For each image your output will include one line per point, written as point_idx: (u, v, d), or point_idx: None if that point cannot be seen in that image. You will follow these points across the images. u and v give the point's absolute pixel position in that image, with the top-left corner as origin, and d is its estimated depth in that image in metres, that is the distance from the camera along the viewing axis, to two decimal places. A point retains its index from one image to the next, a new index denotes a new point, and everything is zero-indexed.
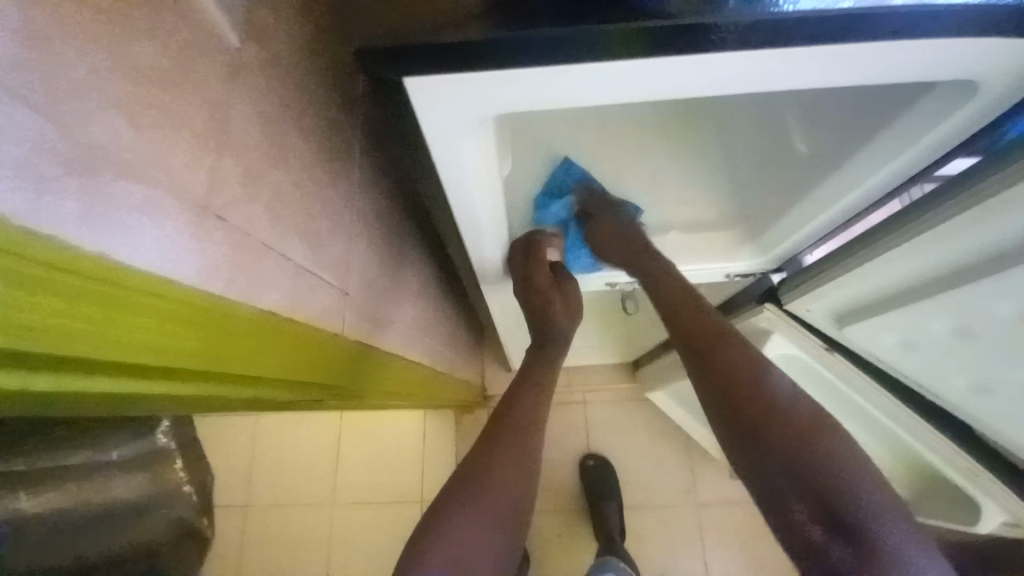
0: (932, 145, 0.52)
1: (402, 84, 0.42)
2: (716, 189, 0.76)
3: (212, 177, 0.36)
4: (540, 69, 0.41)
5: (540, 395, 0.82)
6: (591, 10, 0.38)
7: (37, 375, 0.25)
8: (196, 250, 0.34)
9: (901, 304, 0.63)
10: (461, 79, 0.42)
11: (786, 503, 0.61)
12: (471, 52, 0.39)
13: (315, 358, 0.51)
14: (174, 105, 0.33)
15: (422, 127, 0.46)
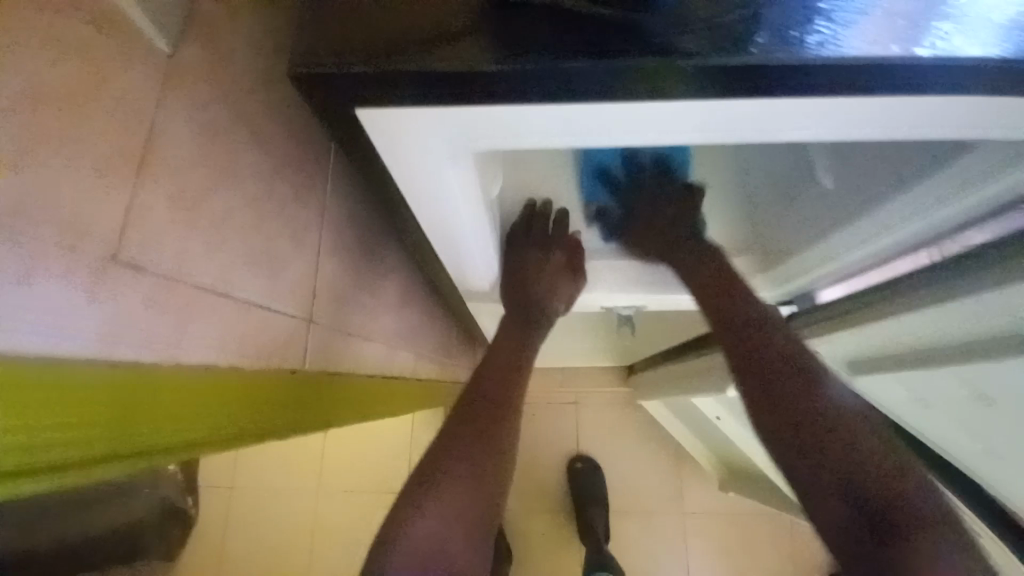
0: (973, 205, 0.45)
1: (359, 113, 0.36)
2: (735, 212, 0.70)
3: (132, 217, 0.30)
4: (529, 109, 0.35)
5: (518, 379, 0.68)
6: (591, 43, 0.32)
7: None
8: (94, 312, 0.27)
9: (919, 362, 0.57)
10: (432, 112, 0.36)
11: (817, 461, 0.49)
12: (434, 79, 0.33)
13: (257, 399, 0.42)
14: (80, 132, 0.26)
15: (394, 158, 0.41)
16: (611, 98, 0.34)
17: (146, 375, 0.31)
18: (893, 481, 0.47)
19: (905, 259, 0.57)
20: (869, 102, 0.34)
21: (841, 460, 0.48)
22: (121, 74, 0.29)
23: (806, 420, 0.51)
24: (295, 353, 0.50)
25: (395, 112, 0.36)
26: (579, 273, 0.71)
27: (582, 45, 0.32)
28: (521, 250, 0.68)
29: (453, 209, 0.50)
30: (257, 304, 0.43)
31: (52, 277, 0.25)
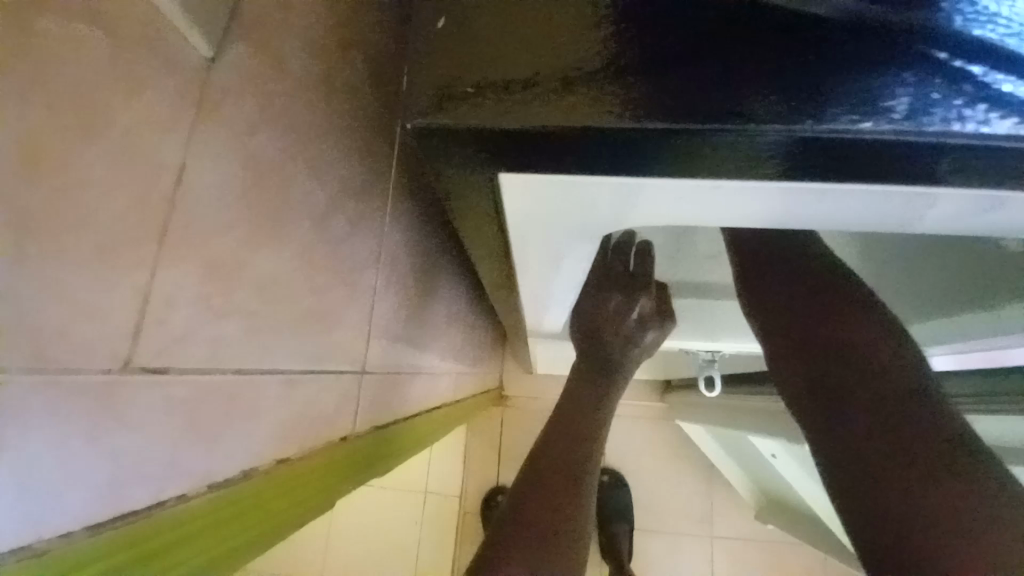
0: None
1: (495, 180, 0.28)
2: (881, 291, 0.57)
3: (147, 311, 0.21)
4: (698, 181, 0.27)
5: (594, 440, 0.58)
6: (828, 98, 0.22)
7: None
8: (90, 456, 0.19)
9: None
10: (549, 182, 0.28)
11: (859, 453, 0.42)
12: (594, 145, 0.24)
13: (302, 483, 0.34)
14: (65, 207, 0.18)
15: (497, 218, 0.34)
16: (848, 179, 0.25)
17: (150, 525, 0.22)
18: (927, 471, 0.40)
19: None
20: None
21: (859, 437, 0.43)
22: (135, 107, 0.20)
23: (845, 405, 0.45)
24: (345, 416, 0.42)
25: (478, 177, 0.28)
26: (667, 317, 0.63)
27: (776, 89, 0.22)
28: (600, 292, 0.60)
29: (562, 256, 0.41)
30: (306, 377, 0.34)
31: (11, 430, 0.17)
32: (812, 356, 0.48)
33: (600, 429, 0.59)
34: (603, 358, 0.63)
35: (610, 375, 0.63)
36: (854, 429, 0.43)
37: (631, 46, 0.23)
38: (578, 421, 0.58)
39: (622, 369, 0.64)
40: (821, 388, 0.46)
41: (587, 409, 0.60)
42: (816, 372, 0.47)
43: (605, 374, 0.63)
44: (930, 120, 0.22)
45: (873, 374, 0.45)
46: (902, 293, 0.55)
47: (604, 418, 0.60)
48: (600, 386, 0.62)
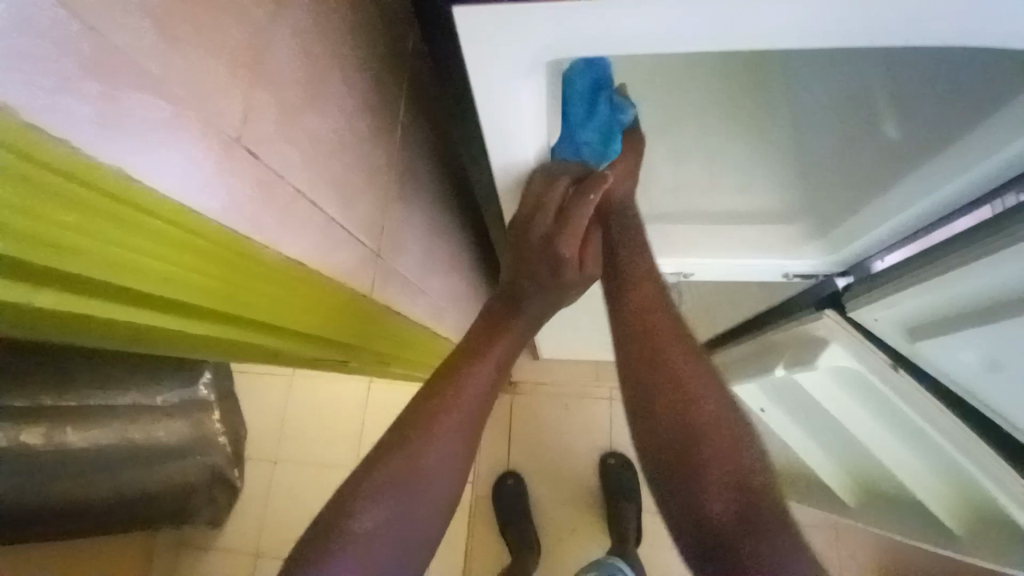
0: (986, 175, 0.49)
1: (455, 16, 0.38)
2: (778, 184, 0.68)
3: (249, 111, 0.33)
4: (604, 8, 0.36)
5: (460, 409, 0.57)
6: None
7: (38, 290, 0.24)
8: (221, 182, 0.32)
9: (966, 322, 0.58)
10: (485, 20, 0.38)
11: (685, 482, 0.53)
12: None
13: (324, 301, 0.45)
14: (215, 23, 0.30)
15: (471, 73, 0.43)
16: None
17: (246, 249, 0.34)
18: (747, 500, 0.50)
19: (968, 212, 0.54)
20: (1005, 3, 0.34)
21: (690, 472, 0.53)
22: None
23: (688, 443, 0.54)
24: (362, 280, 0.53)
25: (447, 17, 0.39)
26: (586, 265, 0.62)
27: None
28: (532, 210, 0.59)
29: (523, 133, 0.51)
30: (336, 224, 0.46)
31: (188, 139, 0.29)
32: (660, 396, 0.56)
33: (475, 398, 0.58)
34: (485, 336, 0.62)
35: (492, 352, 0.61)
36: (691, 466, 0.53)
37: None
38: (448, 390, 0.57)
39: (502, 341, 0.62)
40: (666, 430, 0.55)
41: (461, 382, 0.58)
42: (664, 411, 0.55)
43: (488, 349, 0.61)
44: None
45: (726, 441, 0.53)
46: (789, 180, 0.67)
47: (480, 394, 0.59)
48: (480, 365, 0.59)
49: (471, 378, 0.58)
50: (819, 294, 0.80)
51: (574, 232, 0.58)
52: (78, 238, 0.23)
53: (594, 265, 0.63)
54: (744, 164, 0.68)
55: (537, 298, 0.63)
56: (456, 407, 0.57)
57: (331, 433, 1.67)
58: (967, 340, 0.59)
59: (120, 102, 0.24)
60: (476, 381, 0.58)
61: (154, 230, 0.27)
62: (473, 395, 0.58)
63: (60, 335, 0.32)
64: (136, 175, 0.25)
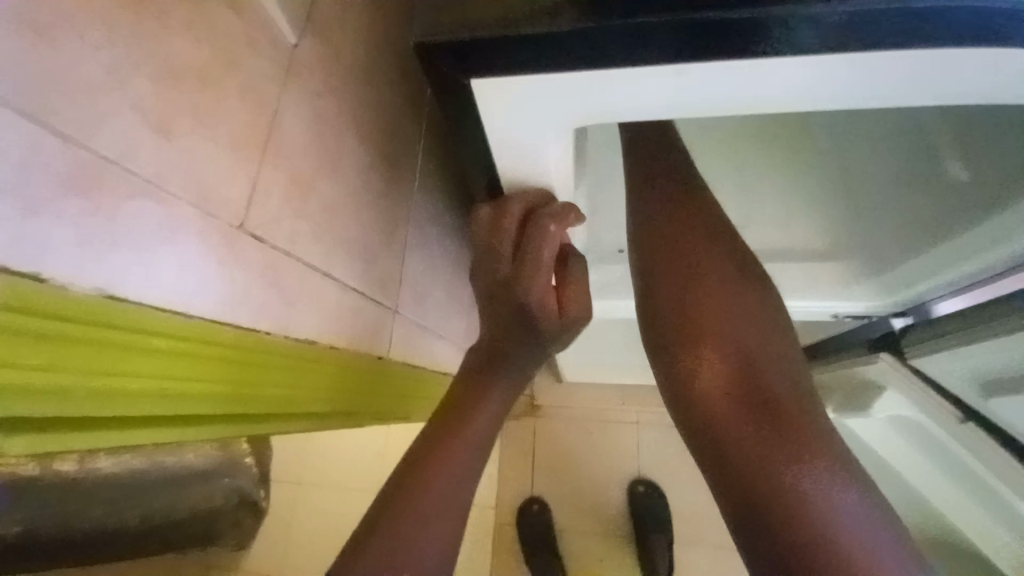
0: None
1: (470, 85, 0.36)
2: (822, 222, 0.62)
3: (255, 192, 0.31)
4: (626, 70, 0.32)
5: (437, 504, 0.44)
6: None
7: (12, 434, 0.19)
8: (223, 276, 0.29)
9: None
10: (502, 85, 0.35)
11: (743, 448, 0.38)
12: (547, 47, 0.32)
13: (338, 378, 0.42)
14: (214, 108, 0.28)
15: (490, 137, 0.40)
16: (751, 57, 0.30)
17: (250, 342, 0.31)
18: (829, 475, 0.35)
19: None
20: None
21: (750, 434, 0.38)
22: (255, 62, 0.31)
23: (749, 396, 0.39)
24: (378, 341, 0.51)
25: (461, 87, 0.36)
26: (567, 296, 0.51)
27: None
28: (488, 235, 0.48)
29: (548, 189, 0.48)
30: (352, 291, 0.44)
31: (184, 238, 0.26)
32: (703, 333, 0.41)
33: (457, 491, 0.46)
34: (465, 406, 0.50)
35: (473, 428, 0.49)
36: (751, 431, 0.38)
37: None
38: (421, 477, 0.45)
39: (486, 409, 0.50)
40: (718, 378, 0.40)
41: (440, 467, 0.46)
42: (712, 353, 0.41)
43: (470, 423, 0.49)
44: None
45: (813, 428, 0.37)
46: (833, 214, 0.61)
47: (461, 483, 0.46)
48: (456, 447, 0.47)
49: (447, 464, 0.46)
50: (870, 334, 0.74)
51: (538, 264, 0.47)
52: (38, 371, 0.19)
53: (578, 308, 0.52)
54: (778, 203, 0.63)
55: (518, 342, 0.51)
56: (432, 501, 0.44)
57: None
58: None
59: (104, 214, 0.22)
60: (453, 467, 0.46)
61: (139, 345, 0.23)
62: (451, 485, 0.46)
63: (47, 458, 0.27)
64: (119, 292, 0.23)
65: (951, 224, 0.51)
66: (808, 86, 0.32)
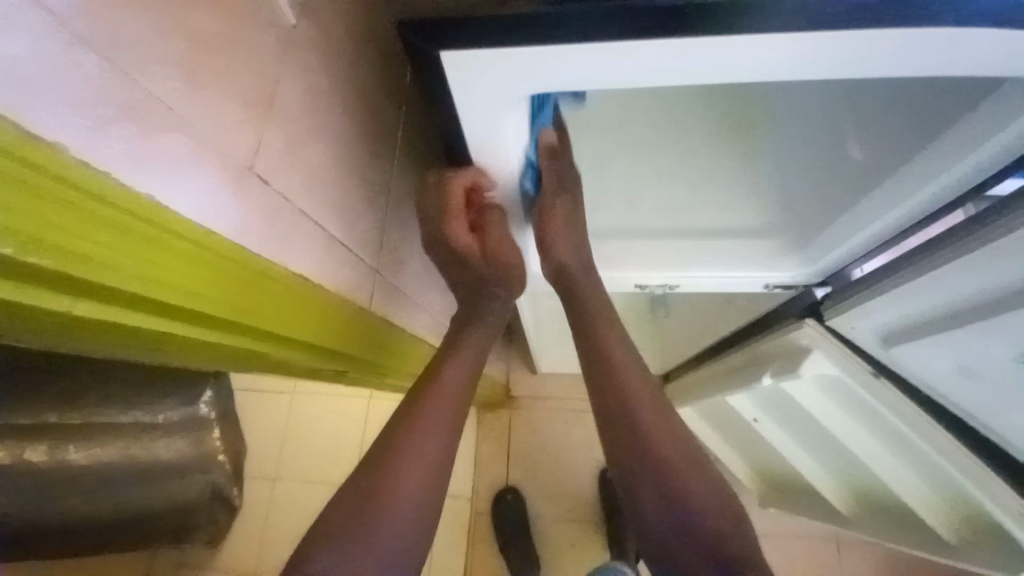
0: (954, 180, 0.52)
1: (439, 59, 0.42)
2: (758, 198, 0.73)
3: (259, 141, 0.37)
4: (573, 48, 0.40)
5: (420, 456, 0.56)
6: None
7: (77, 301, 0.27)
8: (236, 206, 0.35)
9: (937, 330, 0.61)
10: (472, 59, 0.42)
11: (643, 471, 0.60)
12: (512, 29, 0.39)
13: (325, 316, 0.49)
14: (229, 68, 0.34)
15: (458, 105, 0.47)
16: (671, 36, 0.39)
17: (259, 265, 0.38)
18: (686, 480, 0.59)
19: (935, 220, 0.58)
20: (928, 40, 0.39)
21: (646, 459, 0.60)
22: (261, 34, 0.37)
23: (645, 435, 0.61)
24: (361, 293, 0.57)
25: (433, 61, 0.43)
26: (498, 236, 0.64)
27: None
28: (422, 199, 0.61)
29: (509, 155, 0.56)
30: (339, 243, 0.50)
31: (208, 168, 0.32)
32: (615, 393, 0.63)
33: (436, 444, 0.57)
34: (435, 374, 0.61)
35: (442, 393, 0.60)
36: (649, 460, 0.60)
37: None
38: (401, 439, 0.56)
39: (450, 375, 0.61)
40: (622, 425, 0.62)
41: (419, 426, 0.57)
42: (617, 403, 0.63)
43: (438, 389, 0.60)
44: None
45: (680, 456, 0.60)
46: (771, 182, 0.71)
47: (439, 440, 0.58)
48: (433, 410, 0.58)
49: (422, 424, 0.58)
50: (800, 304, 0.83)
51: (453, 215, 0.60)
52: (104, 247, 0.25)
53: (500, 246, 0.65)
54: (712, 182, 0.73)
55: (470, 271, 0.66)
56: (413, 457, 0.56)
57: (330, 449, 1.68)
58: (942, 347, 0.62)
59: (151, 140, 0.28)
60: (427, 431, 0.57)
61: (171, 245, 0.29)
62: (429, 442, 0.57)
63: (87, 341, 0.34)
64: (163, 202, 0.29)
65: (874, 173, 0.60)
66: (715, 61, 0.41)
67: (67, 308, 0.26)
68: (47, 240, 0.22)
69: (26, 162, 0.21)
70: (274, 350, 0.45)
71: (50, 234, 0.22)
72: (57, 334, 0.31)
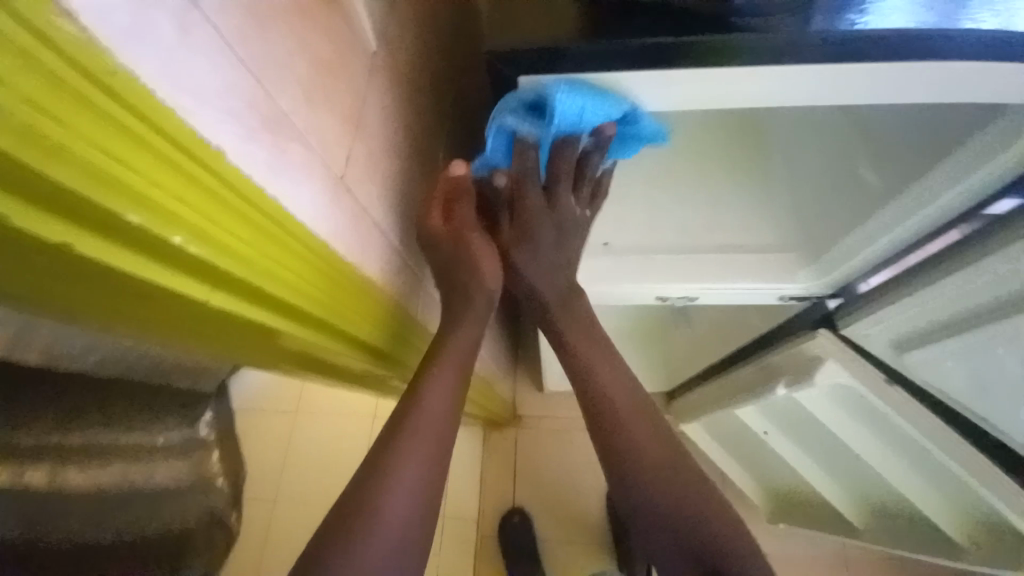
0: (959, 198, 0.57)
1: (518, 83, 0.47)
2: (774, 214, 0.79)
3: (350, 157, 0.41)
4: (641, 75, 0.45)
5: (394, 488, 0.49)
6: (692, 26, 0.43)
7: (215, 292, 0.31)
8: (332, 212, 0.39)
9: (955, 332, 0.65)
10: (544, 85, 0.47)
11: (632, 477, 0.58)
12: (582, 60, 0.44)
13: (384, 319, 0.52)
14: (334, 88, 0.38)
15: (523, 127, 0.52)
16: (721, 66, 0.44)
17: (345, 268, 0.41)
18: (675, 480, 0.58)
19: (933, 240, 0.63)
20: (942, 70, 0.44)
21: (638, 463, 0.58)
22: (354, 60, 0.41)
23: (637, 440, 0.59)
24: (409, 301, 0.61)
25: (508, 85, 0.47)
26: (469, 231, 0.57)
27: (667, 24, 0.44)
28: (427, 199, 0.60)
29: None
30: (397, 251, 0.54)
31: (316, 177, 0.36)
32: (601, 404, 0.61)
33: (414, 476, 0.50)
34: (414, 398, 0.54)
35: (422, 419, 0.53)
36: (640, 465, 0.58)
37: (597, 17, 0.45)
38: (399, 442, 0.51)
39: (432, 399, 0.54)
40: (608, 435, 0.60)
41: (398, 455, 0.51)
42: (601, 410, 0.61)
43: (420, 413, 0.53)
44: (756, 22, 0.42)
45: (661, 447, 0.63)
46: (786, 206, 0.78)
47: (423, 471, 0.51)
48: (417, 438, 0.52)
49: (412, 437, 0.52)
50: (812, 316, 0.87)
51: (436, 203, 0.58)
52: (241, 243, 0.29)
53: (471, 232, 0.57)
54: (726, 202, 0.80)
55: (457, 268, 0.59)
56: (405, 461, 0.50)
57: (331, 466, 1.64)
58: (954, 350, 0.66)
59: (279, 150, 0.32)
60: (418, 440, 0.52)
61: (289, 243, 0.33)
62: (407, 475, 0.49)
63: (193, 339, 0.38)
64: (286, 205, 0.33)
65: (881, 198, 0.65)
66: (756, 91, 0.46)
67: (208, 299, 0.30)
68: (206, 235, 0.26)
69: (199, 163, 0.25)
70: (341, 350, 0.49)
71: (211, 227, 0.27)
72: (176, 331, 0.36)
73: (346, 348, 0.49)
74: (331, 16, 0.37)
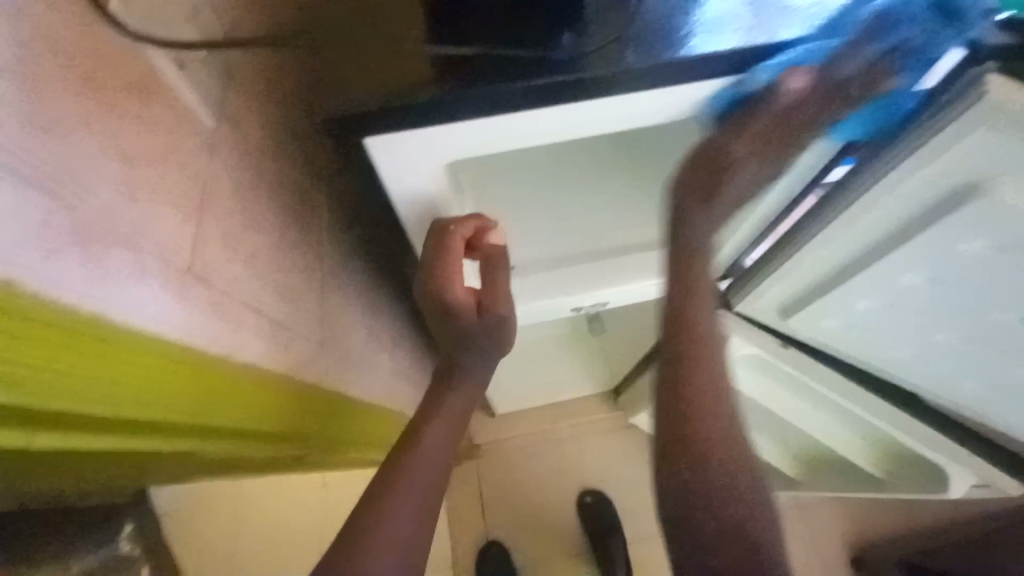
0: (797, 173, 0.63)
1: (363, 144, 0.48)
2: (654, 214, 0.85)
3: (197, 243, 0.39)
4: (482, 121, 0.47)
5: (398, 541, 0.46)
6: (524, 70, 0.46)
7: (38, 433, 0.26)
8: (177, 309, 0.36)
9: (819, 294, 0.72)
10: (396, 139, 0.48)
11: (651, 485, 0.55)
12: (429, 109, 0.45)
13: (279, 399, 0.49)
14: (163, 178, 0.36)
15: (383, 181, 0.52)
16: (560, 101, 0.47)
17: (210, 364, 0.38)
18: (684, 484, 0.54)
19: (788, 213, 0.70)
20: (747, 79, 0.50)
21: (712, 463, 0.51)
22: (186, 142, 0.39)
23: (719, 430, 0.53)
24: (311, 370, 0.58)
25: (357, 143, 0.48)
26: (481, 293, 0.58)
27: (500, 69, 0.46)
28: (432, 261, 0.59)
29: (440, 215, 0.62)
30: (281, 325, 0.51)
31: (147, 279, 0.33)
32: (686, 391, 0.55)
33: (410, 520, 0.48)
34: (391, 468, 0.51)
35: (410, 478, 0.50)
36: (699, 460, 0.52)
37: (435, 69, 0.47)
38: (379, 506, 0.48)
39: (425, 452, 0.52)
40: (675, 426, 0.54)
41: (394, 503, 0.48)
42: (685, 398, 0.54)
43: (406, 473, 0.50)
44: (579, 59, 0.46)
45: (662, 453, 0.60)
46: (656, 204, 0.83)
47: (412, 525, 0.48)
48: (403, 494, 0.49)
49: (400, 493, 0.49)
50: None
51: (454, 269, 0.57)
52: (64, 374, 0.25)
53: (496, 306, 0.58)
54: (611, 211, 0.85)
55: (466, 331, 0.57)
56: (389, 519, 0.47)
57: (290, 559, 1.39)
58: (824, 308, 0.74)
59: (92, 260, 0.29)
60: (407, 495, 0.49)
61: (124, 355, 0.29)
62: (400, 534, 0.47)
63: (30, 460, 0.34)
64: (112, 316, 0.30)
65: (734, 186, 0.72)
66: (597, 119, 0.50)
67: (29, 444, 0.26)
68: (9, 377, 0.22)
69: None
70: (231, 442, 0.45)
71: (21, 370, 0.23)
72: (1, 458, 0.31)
73: (236, 441, 0.45)
74: (145, 105, 0.35)
